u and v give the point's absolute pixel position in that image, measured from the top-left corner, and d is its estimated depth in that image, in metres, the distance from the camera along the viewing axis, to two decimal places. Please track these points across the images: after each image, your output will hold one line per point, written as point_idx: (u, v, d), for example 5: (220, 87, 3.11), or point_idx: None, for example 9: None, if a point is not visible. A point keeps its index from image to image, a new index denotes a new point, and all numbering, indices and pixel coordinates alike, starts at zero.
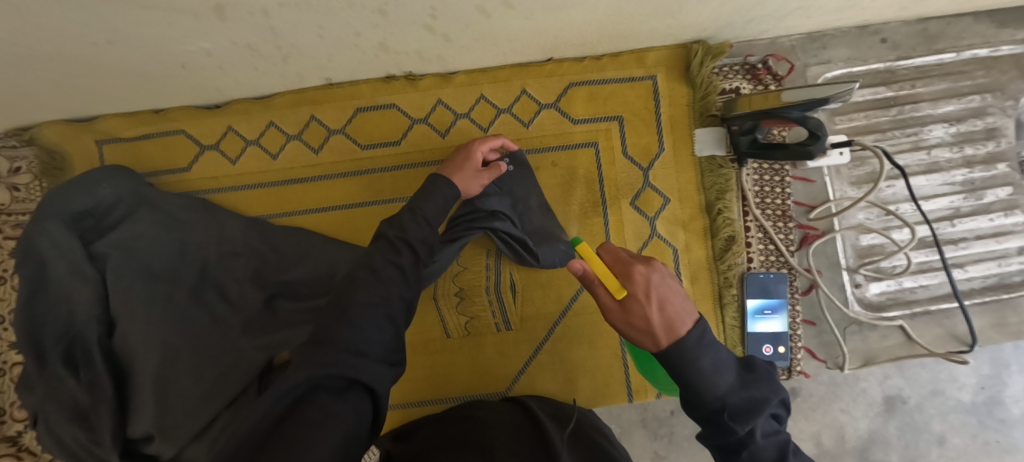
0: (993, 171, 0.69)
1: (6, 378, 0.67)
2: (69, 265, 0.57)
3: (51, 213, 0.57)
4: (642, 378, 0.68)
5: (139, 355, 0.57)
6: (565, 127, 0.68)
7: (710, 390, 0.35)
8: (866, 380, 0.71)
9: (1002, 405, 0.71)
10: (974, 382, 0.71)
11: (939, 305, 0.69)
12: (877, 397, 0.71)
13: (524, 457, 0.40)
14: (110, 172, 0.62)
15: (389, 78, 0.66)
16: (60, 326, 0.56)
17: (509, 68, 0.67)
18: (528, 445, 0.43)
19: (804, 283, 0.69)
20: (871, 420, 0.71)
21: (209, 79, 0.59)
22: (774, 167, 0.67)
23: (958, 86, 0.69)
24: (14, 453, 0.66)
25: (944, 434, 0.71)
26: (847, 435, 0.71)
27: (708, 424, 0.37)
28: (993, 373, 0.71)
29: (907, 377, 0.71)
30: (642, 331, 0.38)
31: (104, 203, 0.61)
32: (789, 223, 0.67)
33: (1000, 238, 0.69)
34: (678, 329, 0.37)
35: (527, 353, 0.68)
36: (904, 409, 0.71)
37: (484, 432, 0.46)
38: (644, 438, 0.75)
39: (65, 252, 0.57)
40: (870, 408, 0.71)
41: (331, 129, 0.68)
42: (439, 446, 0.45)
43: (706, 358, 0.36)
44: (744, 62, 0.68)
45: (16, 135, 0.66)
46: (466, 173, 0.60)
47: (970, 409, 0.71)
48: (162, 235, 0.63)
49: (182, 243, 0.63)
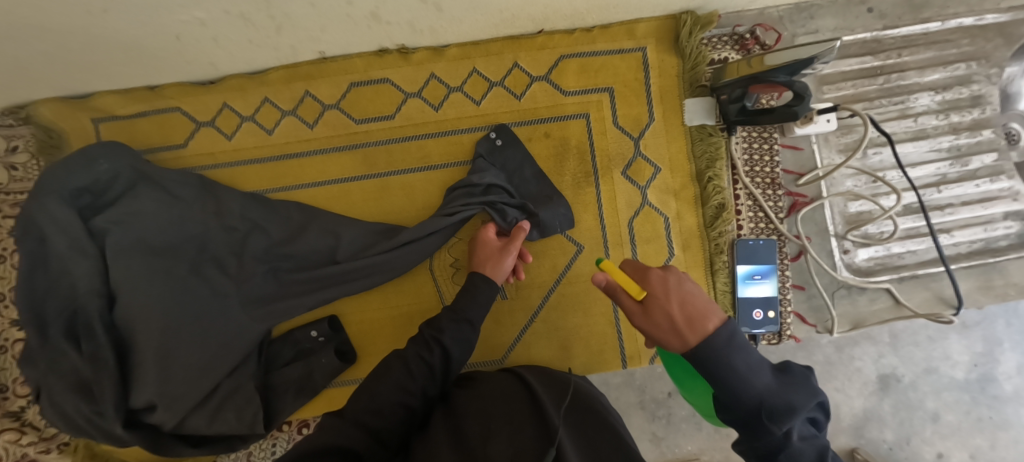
0: (979, 138, 0.70)
1: (8, 355, 0.68)
2: (69, 240, 0.56)
3: (49, 190, 0.55)
4: (635, 343, 0.69)
5: (139, 334, 0.57)
6: (557, 98, 0.69)
7: (754, 387, 0.36)
8: (861, 359, 0.72)
9: (995, 382, 0.72)
10: (967, 360, 0.73)
11: (927, 269, 0.70)
12: (872, 376, 0.73)
13: (517, 413, 0.41)
14: (112, 150, 0.61)
15: (382, 52, 0.67)
16: (60, 300, 0.56)
17: (501, 41, 0.68)
18: (525, 412, 0.41)
19: (793, 250, 0.69)
20: (866, 398, 0.73)
21: (204, 51, 0.60)
22: (762, 135, 0.68)
23: (945, 55, 0.70)
24: (18, 427, 0.66)
25: (938, 412, 0.72)
26: (844, 414, 0.72)
27: (744, 427, 0.37)
28: (986, 351, 0.73)
29: (901, 355, 0.73)
30: (667, 330, 0.38)
31: (102, 179, 0.59)
32: (778, 190, 0.68)
33: (986, 204, 0.70)
34: (708, 327, 0.37)
35: (523, 321, 0.69)
36: (899, 387, 0.72)
37: (484, 408, 0.43)
38: (642, 420, 0.76)
39: (65, 228, 0.55)
40: (865, 387, 0.73)
41: (326, 104, 0.69)
42: (449, 432, 0.40)
43: (741, 360, 0.36)
44: (732, 33, 0.69)
45: (13, 113, 0.67)
46: (500, 262, 0.61)
47: (964, 387, 0.72)
48: (161, 212, 0.61)
49: (182, 217, 0.63)
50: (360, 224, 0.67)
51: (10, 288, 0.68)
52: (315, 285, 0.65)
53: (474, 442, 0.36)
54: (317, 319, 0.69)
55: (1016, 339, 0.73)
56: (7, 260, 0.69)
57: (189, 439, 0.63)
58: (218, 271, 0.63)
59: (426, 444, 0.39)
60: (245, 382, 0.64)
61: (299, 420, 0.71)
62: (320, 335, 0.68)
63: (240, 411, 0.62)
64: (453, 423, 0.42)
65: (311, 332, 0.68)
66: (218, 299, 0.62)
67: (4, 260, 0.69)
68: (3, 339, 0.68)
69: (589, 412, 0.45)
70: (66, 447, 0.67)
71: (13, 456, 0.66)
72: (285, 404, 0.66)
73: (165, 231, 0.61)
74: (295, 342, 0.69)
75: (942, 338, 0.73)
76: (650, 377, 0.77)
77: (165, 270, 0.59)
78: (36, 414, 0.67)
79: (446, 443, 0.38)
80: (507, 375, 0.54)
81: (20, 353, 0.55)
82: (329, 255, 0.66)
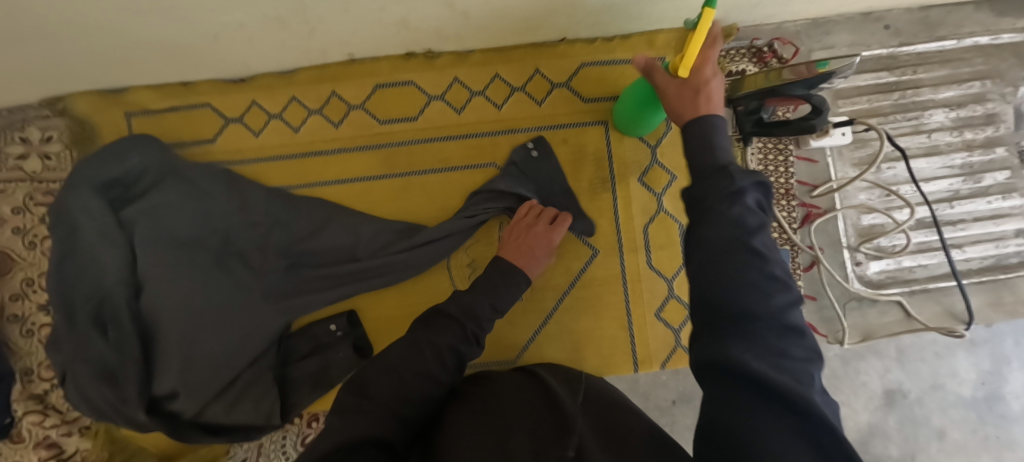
0: (992, 155, 0.71)
1: (34, 339, 0.70)
2: (99, 230, 0.58)
3: (83, 180, 0.58)
4: (647, 348, 0.69)
5: (165, 323, 0.59)
6: (577, 105, 0.70)
7: (715, 160, 0.34)
8: (866, 373, 0.73)
9: (1002, 401, 0.73)
10: (974, 378, 0.73)
11: (938, 284, 0.70)
12: (877, 391, 0.73)
13: (535, 406, 0.42)
14: (142, 144, 0.63)
15: (408, 56, 0.69)
16: (89, 288, 0.58)
17: (524, 49, 0.70)
18: (542, 407, 0.41)
19: (806, 260, 0.70)
20: (871, 413, 0.73)
21: (238, 51, 0.62)
22: (777, 147, 0.69)
23: (959, 73, 0.71)
24: (42, 410, 0.68)
25: (944, 429, 0.73)
26: (848, 427, 0.73)
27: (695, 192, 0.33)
28: (993, 368, 0.73)
29: (907, 371, 0.73)
30: (684, 104, 0.42)
31: (132, 172, 0.61)
32: (792, 201, 0.69)
33: (998, 220, 0.71)
34: (714, 103, 0.40)
35: (536, 323, 0.70)
36: (904, 402, 0.73)
37: (499, 401, 0.45)
38: None
39: (96, 219, 0.58)
40: (870, 401, 0.73)
41: (351, 104, 0.70)
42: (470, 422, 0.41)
43: (721, 138, 0.36)
44: (750, 46, 0.70)
45: (50, 105, 0.69)
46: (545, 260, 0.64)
47: (970, 404, 0.73)
48: (188, 206, 0.63)
49: (206, 211, 0.64)
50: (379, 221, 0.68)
51: (40, 274, 0.71)
52: (333, 280, 0.66)
53: (497, 434, 0.38)
54: (335, 314, 0.71)
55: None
56: (38, 246, 0.71)
57: (207, 427, 0.62)
58: (240, 264, 0.65)
59: (443, 435, 0.40)
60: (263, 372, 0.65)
61: (310, 414, 0.73)
62: (338, 330, 0.70)
63: (257, 402, 0.64)
64: (469, 413, 0.43)
65: (329, 327, 0.70)
66: (241, 291, 0.64)
67: (35, 246, 0.71)
68: (30, 323, 0.70)
69: (608, 406, 0.45)
70: (87, 431, 0.68)
71: (35, 437, 0.68)
72: (300, 396, 0.67)
73: (194, 223, 0.63)
74: (309, 335, 0.69)
75: (950, 355, 0.73)
76: (654, 385, 0.78)
77: (190, 261, 0.61)
78: (58, 397, 0.69)
79: (470, 430, 0.39)
80: (519, 373, 0.55)
81: (48, 338, 0.57)
82: (348, 252, 0.67)
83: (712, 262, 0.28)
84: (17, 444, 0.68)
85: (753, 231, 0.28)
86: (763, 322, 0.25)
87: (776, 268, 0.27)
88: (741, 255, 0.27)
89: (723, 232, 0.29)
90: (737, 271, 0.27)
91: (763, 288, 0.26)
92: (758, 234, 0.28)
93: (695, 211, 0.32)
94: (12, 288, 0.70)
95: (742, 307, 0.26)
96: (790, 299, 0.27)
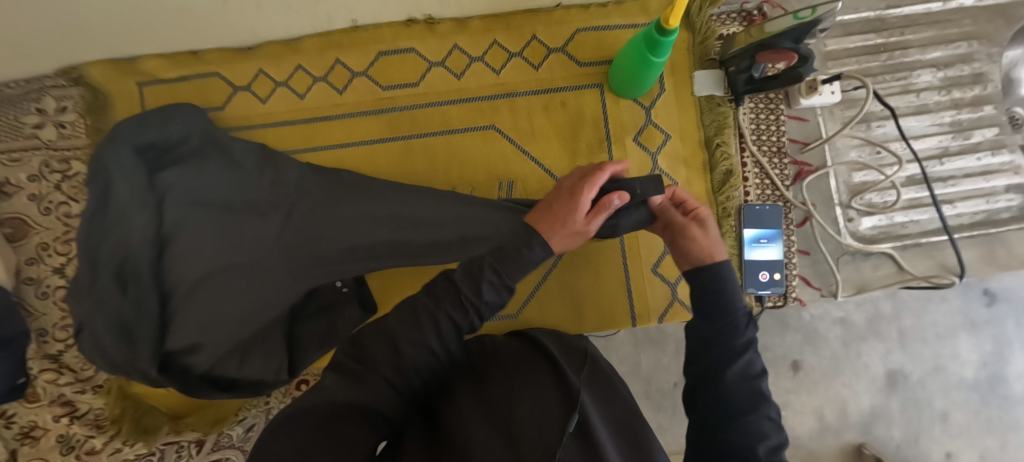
0: (980, 113, 0.73)
1: (50, 301, 0.72)
2: (132, 189, 0.54)
3: (123, 139, 0.55)
4: (646, 302, 0.71)
5: (194, 281, 0.56)
6: (573, 70, 0.72)
7: (732, 304, 0.40)
8: (867, 355, 0.84)
9: (1006, 383, 0.85)
10: (976, 360, 0.85)
11: (930, 238, 0.72)
12: (879, 373, 0.84)
13: (529, 379, 0.39)
14: (184, 112, 0.61)
15: (410, 23, 0.72)
16: (116, 244, 0.53)
17: (521, 15, 0.72)
18: (542, 379, 0.39)
19: (799, 216, 0.72)
20: (874, 395, 0.84)
21: (245, 14, 0.65)
22: (769, 106, 0.71)
23: (947, 34, 0.73)
24: (56, 368, 0.70)
25: (947, 410, 0.84)
26: (850, 409, 0.84)
27: (711, 331, 0.39)
28: (996, 350, 0.85)
29: (909, 353, 0.85)
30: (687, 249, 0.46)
31: (171, 139, 0.58)
32: (784, 159, 0.71)
33: (987, 176, 0.72)
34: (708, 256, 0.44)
35: (537, 278, 0.71)
36: (907, 384, 0.84)
37: (493, 374, 0.42)
38: (649, 410, 0.84)
39: (130, 176, 0.54)
40: (873, 383, 0.84)
41: (355, 71, 0.73)
42: (462, 398, 0.38)
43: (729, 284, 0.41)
44: (740, 10, 0.72)
45: (64, 74, 0.72)
46: (585, 221, 0.48)
47: (974, 387, 0.84)
48: (224, 173, 0.62)
49: (240, 182, 0.62)
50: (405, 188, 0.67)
51: (54, 238, 0.73)
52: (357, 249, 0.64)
53: (497, 403, 0.36)
54: None
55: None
56: (53, 212, 0.73)
57: (218, 384, 0.60)
58: (269, 232, 0.62)
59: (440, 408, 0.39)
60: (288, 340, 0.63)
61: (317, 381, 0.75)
62: (344, 287, 0.71)
63: (266, 359, 0.63)
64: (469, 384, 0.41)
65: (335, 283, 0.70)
66: (268, 258, 0.61)
67: (50, 212, 0.73)
68: (45, 286, 0.72)
69: (606, 388, 0.43)
70: (100, 389, 0.70)
71: (50, 395, 0.70)
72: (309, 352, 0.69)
73: (228, 188, 0.61)
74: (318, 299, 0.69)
75: (952, 337, 0.85)
76: (656, 369, 0.84)
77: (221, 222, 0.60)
78: (73, 357, 0.71)
79: (463, 402, 0.38)
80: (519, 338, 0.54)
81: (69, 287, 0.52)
82: (375, 217, 0.64)
83: (727, 404, 0.35)
84: (32, 403, 0.70)
85: (758, 377, 0.36)
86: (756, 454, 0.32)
87: (770, 411, 0.35)
88: (745, 397, 0.35)
89: (739, 378, 0.36)
90: (742, 418, 0.34)
91: (757, 428, 0.33)
92: (761, 381, 0.36)
93: (708, 346, 0.39)
94: (28, 252, 0.72)
95: (741, 441, 0.32)
96: (778, 439, 0.34)
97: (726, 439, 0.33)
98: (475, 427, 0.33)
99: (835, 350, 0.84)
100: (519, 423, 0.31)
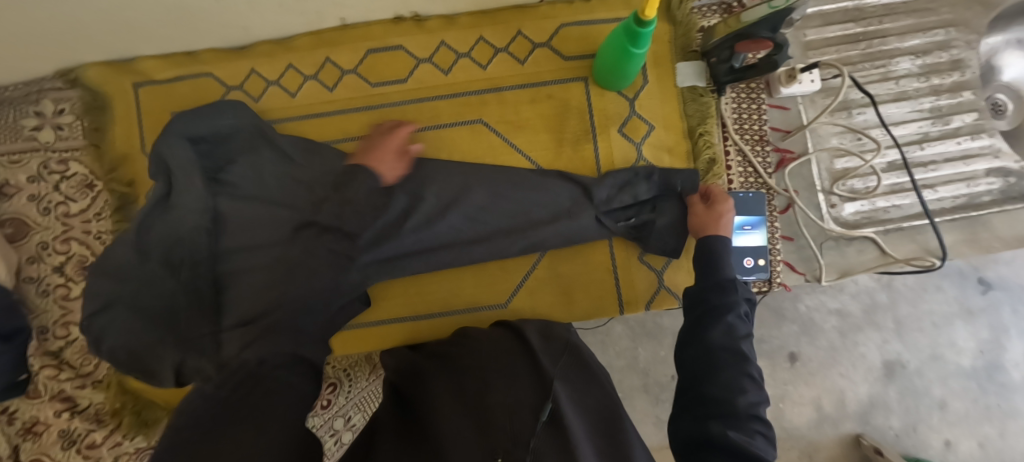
0: (959, 99, 0.74)
1: (50, 299, 0.73)
2: (185, 176, 0.58)
3: (176, 131, 0.59)
4: (634, 290, 0.73)
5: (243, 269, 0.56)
6: (558, 63, 0.74)
7: (717, 274, 0.53)
8: (864, 345, 0.85)
9: (1004, 370, 0.86)
10: (973, 347, 0.86)
11: (912, 223, 0.73)
12: (876, 362, 0.85)
13: (514, 372, 0.41)
14: (236, 109, 0.66)
15: (397, 21, 0.74)
16: (166, 229, 0.55)
17: (506, 11, 0.74)
18: (520, 370, 0.41)
19: (782, 203, 0.73)
20: (871, 384, 0.85)
21: (238, 14, 0.67)
22: (750, 96, 0.73)
23: (925, 22, 0.75)
24: (56, 364, 0.72)
25: (945, 399, 0.85)
26: (848, 398, 0.85)
27: (703, 299, 0.51)
28: (992, 337, 0.86)
29: (905, 342, 0.86)
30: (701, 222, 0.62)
31: (222, 132, 0.63)
32: (766, 147, 0.72)
33: (967, 161, 0.73)
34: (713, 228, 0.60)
35: (526, 268, 0.73)
36: (904, 372, 0.85)
37: (478, 370, 0.43)
38: (646, 403, 0.85)
39: (184, 166, 0.58)
40: (870, 372, 0.85)
41: (345, 69, 0.74)
42: (446, 393, 0.40)
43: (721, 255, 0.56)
44: (721, 2, 0.74)
45: (62, 76, 0.74)
46: (394, 159, 0.64)
47: (971, 374, 0.85)
48: (275, 166, 0.64)
49: (287, 175, 0.63)
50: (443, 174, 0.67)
51: (54, 237, 0.74)
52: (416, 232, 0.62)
53: (473, 395, 0.37)
54: None
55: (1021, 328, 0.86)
56: (53, 211, 0.75)
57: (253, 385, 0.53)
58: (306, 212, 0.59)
59: (423, 401, 0.40)
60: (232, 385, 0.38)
61: None
62: None
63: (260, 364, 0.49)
64: (448, 381, 0.43)
65: None
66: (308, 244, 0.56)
67: (49, 212, 0.74)
68: (45, 284, 0.74)
69: (586, 375, 0.45)
70: (100, 384, 0.72)
71: (51, 391, 0.71)
72: None
73: (277, 179, 0.63)
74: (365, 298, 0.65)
75: (948, 326, 0.86)
76: (654, 362, 0.86)
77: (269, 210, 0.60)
78: (73, 354, 0.73)
79: (446, 395, 0.39)
80: (504, 330, 0.57)
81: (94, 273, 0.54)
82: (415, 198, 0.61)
83: (710, 361, 0.44)
84: (33, 399, 0.71)
85: (742, 338, 0.46)
86: (738, 405, 0.39)
87: (753, 370, 0.43)
88: (727, 356, 0.44)
89: (723, 335, 0.46)
90: (725, 373, 0.42)
91: (739, 384, 0.41)
92: (744, 341, 0.46)
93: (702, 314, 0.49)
94: (28, 251, 0.74)
95: (725, 396, 0.40)
96: (758, 396, 0.41)
97: (711, 393, 0.41)
98: (458, 414, 0.35)
99: (831, 340, 0.85)
100: (492, 410, 0.33)
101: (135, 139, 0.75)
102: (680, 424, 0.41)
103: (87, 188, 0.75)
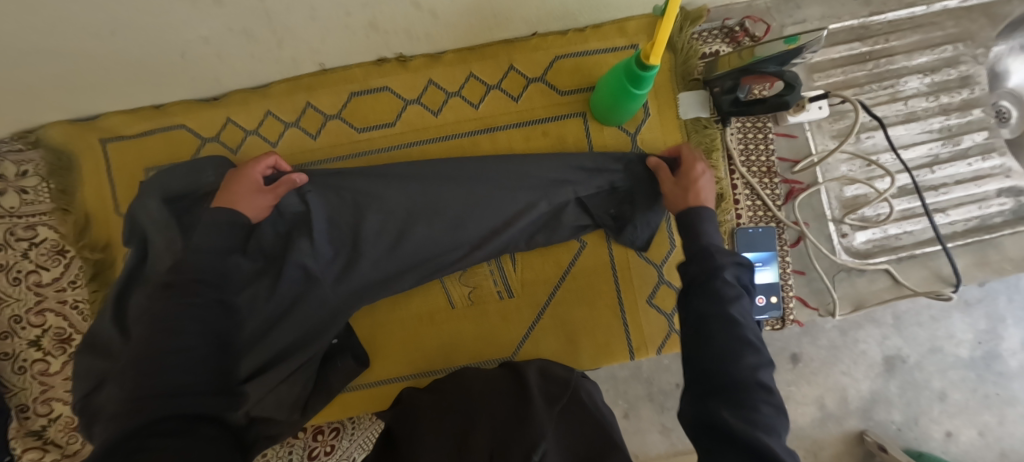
0: (969, 117, 0.72)
1: (27, 376, 0.69)
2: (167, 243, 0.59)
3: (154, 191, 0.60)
4: (642, 335, 0.70)
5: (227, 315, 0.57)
6: (554, 98, 0.70)
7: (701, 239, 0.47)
8: (864, 342, 0.84)
9: (1001, 359, 0.85)
10: (971, 338, 0.85)
11: (924, 249, 0.71)
12: (877, 358, 0.84)
13: (496, 407, 0.42)
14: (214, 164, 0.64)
15: (380, 61, 0.69)
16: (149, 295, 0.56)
17: (496, 45, 0.70)
18: (508, 408, 0.41)
19: (792, 236, 0.71)
20: (873, 380, 0.84)
21: (209, 68, 0.63)
22: (756, 125, 0.70)
23: (931, 38, 0.72)
24: (41, 445, 0.69)
25: (944, 390, 0.84)
26: (850, 395, 0.84)
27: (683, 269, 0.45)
28: (989, 327, 0.85)
29: (905, 336, 0.84)
30: (678, 191, 0.56)
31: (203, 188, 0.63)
32: (775, 178, 0.70)
33: (978, 182, 0.71)
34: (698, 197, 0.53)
35: (530, 318, 0.70)
36: (904, 366, 0.84)
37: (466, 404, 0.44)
38: (651, 411, 0.83)
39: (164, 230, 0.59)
40: (871, 369, 0.84)
41: (327, 114, 0.70)
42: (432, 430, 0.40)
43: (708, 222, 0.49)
44: (721, 26, 0.71)
45: (21, 138, 0.68)
46: (253, 194, 0.55)
47: (970, 364, 0.85)
48: None
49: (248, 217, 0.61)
50: (432, 193, 0.61)
51: (27, 309, 0.69)
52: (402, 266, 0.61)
53: (454, 439, 0.37)
54: None
55: (1017, 316, 0.85)
56: (22, 281, 0.69)
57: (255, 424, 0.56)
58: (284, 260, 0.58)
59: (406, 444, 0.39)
60: (185, 418, 0.37)
61: (314, 426, 0.74)
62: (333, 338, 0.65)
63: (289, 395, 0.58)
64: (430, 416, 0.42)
65: None
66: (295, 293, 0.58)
67: (19, 282, 0.69)
68: (21, 361, 0.69)
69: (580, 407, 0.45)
70: None
71: None
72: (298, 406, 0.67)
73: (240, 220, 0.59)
74: (353, 346, 0.64)
75: (946, 318, 0.85)
76: (657, 369, 0.84)
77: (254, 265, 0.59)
78: (57, 432, 0.70)
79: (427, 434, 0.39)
80: (501, 371, 0.53)
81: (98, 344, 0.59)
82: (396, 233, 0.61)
83: (702, 334, 0.38)
84: None
85: (731, 302, 0.39)
86: (736, 379, 0.34)
87: (749, 334, 0.37)
88: (720, 323, 0.37)
89: (709, 304, 0.39)
90: (716, 341, 0.36)
91: (735, 352, 0.35)
92: (734, 304, 0.38)
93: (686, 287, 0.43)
94: None
95: (722, 369, 0.35)
96: (759, 359, 0.36)
97: (706, 369, 0.35)
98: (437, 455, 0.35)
99: (832, 338, 0.84)
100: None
101: (107, 198, 0.70)
102: (689, 409, 0.36)
103: (59, 255, 0.70)
